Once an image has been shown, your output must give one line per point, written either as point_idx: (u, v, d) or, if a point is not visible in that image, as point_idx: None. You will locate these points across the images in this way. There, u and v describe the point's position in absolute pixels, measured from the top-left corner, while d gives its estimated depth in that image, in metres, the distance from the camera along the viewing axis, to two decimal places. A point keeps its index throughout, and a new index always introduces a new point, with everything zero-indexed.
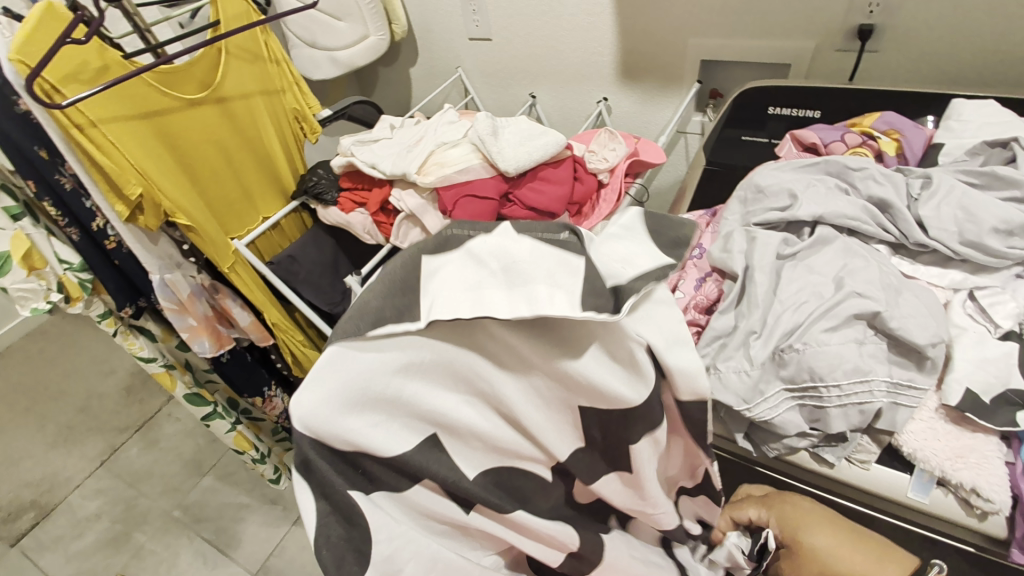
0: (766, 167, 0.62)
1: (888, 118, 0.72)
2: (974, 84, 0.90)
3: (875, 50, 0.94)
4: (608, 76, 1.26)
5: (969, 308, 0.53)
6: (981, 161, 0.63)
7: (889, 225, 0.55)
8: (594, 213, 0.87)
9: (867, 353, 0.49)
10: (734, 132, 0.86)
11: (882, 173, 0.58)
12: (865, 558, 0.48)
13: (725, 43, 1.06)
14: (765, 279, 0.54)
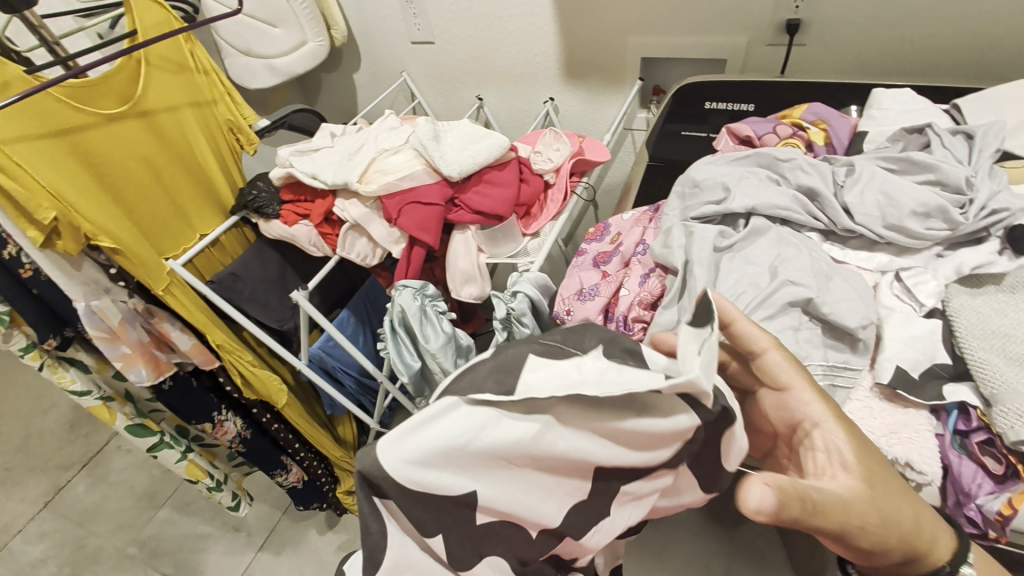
0: (702, 162, 0.63)
1: (815, 109, 0.74)
2: (894, 73, 0.95)
3: (803, 44, 0.97)
4: (553, 76, 1.26)
5: (896, 289, 0.55)
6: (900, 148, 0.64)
7: (818, 213, 0.57)
8: (542, 213, 0.87)
9: (803, 338, 0.51)
10: (674, 127, 0.87)
11: (809, 162, 0.59)
12: (889, 496, 0.41)
13: (663, 41, 1.09)
14: (705, 272, 0.54)
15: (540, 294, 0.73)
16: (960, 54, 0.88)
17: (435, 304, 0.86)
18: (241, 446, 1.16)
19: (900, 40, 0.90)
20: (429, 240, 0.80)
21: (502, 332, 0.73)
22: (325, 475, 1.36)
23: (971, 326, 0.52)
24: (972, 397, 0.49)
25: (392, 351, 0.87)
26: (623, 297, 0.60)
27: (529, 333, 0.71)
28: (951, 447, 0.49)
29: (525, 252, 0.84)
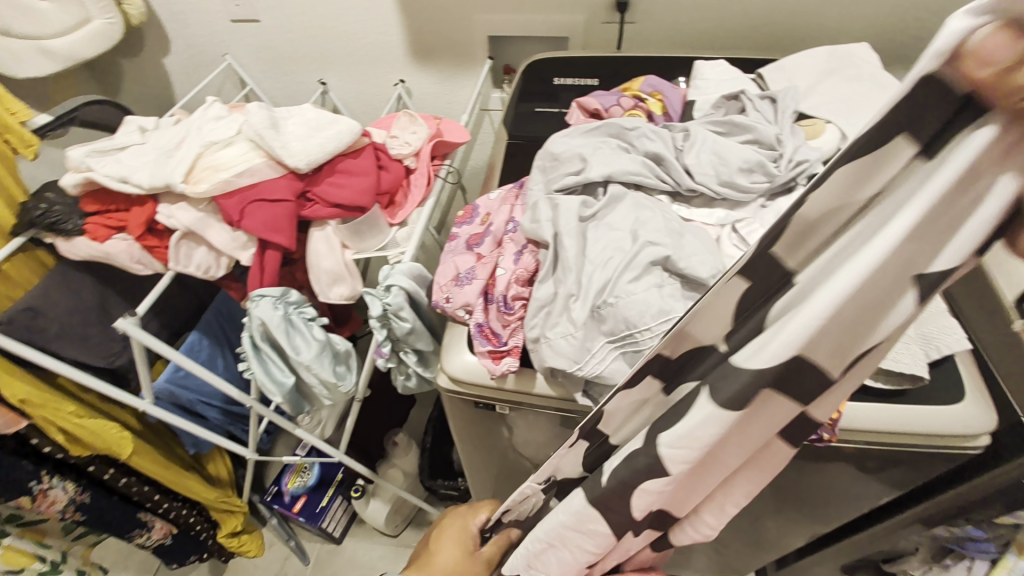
0: (558, 135, 0.64)
1: (651, 82, 0.81)
2: (707, 49, 1.06)
3: (633, 21, 1.04)
4: (401, 57, 1.21)
5: (735, 239, 0.61)
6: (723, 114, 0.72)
7: (665, 176, 0.61)
8: (408, 201, 0.83)
9: (666, 294, 0.54)
10: (528, 104, 0.88)
11: (652, 130, 0.63)
12: None
13: (507, 19, 1.09)
14: (573, 243, 0.55)
15: (418, 284, 0.70)
16: (757, 31, 1.01)
17: (301, 311, 0.78)
18: (79, 514, 0.96)
19: (711, 19, 1.01)
20: (284, 241, 0.72)
21: (381, 330, 0.70)
22: (201, 522, 1.19)
23: None
24: None
25: (258, 370, 0.77)
26: (499, 276, 0.59)
27: (409, 327, 0.68)
28: None
29: (396, 242, 0.80)
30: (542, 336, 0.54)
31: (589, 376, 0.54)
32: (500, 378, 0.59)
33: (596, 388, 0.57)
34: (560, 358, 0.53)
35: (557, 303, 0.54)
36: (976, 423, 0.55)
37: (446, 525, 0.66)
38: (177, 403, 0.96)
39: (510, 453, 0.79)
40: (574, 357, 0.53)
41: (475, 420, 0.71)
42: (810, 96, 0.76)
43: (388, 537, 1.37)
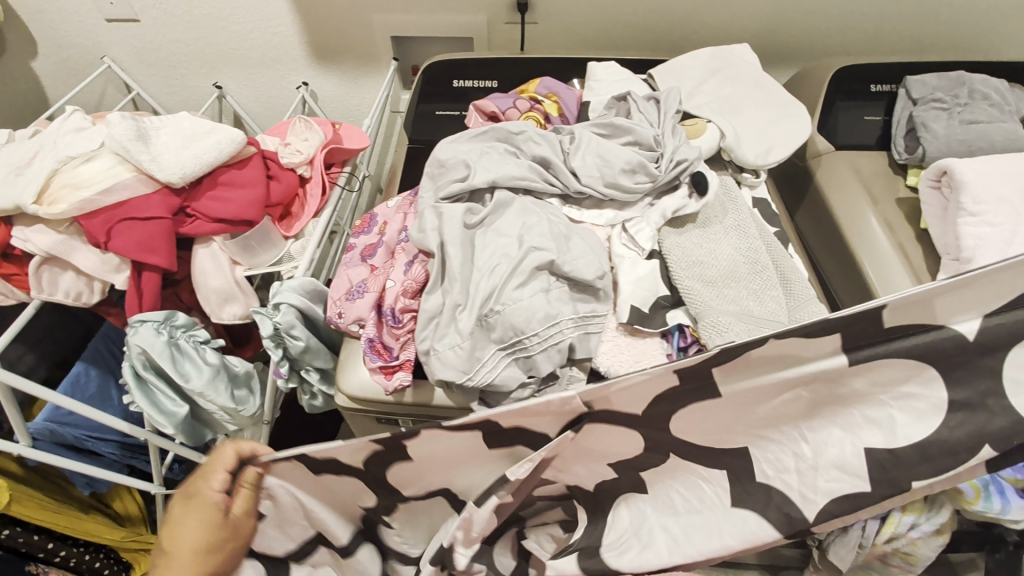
0: (445, 140, 0.63)
1: (546, 83, 0.81)
2: (608, 49, 1.09)
3: (535, 22, 1.05)
4: (302, 59, 1.15)
5: (625, 238, 0.64)
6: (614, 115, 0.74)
7: (553, 179, 0.62)
8: (304, 211, 0.79)
9: (554, 298, 0.55)
10: (428, 107, 0.86)
11: (538, 133, 0.63)
12: None
13: (408, 20, 1.07)
14: (458, 252, 0.54)
15: (311, 300, 0.66)
16: (651, 32, 1.05)
17: (191, 335, 0.73)
18: None
19: (608, 21, 1.03)
20: (161, 261, 0.67)
21: (276, 350, 0.66)
22: (108, 566, 1.09)
23: (678, 260, 0.63)
24: (685, 318, 0.60)
25: (142, 402, 0.71)
26: (388, 289, 0.57)
27: (303, 345, 0.64)
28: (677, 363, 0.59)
29: (290, 256, 0.76)
30: (431, 349, 0.53)
31: (481, 386, 0.53)
32: (395, 392, 0.57)
33: (494, 395, 0.57)
34: (449, 370, 0.52)
35: (444, 314, 0.53)
36: None
37: (179, 502, 0.47)
38: (63, 442, 0.88)
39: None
40: (464, 367, 0.53)
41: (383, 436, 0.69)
42: (694, 95, 0.79)
43: None
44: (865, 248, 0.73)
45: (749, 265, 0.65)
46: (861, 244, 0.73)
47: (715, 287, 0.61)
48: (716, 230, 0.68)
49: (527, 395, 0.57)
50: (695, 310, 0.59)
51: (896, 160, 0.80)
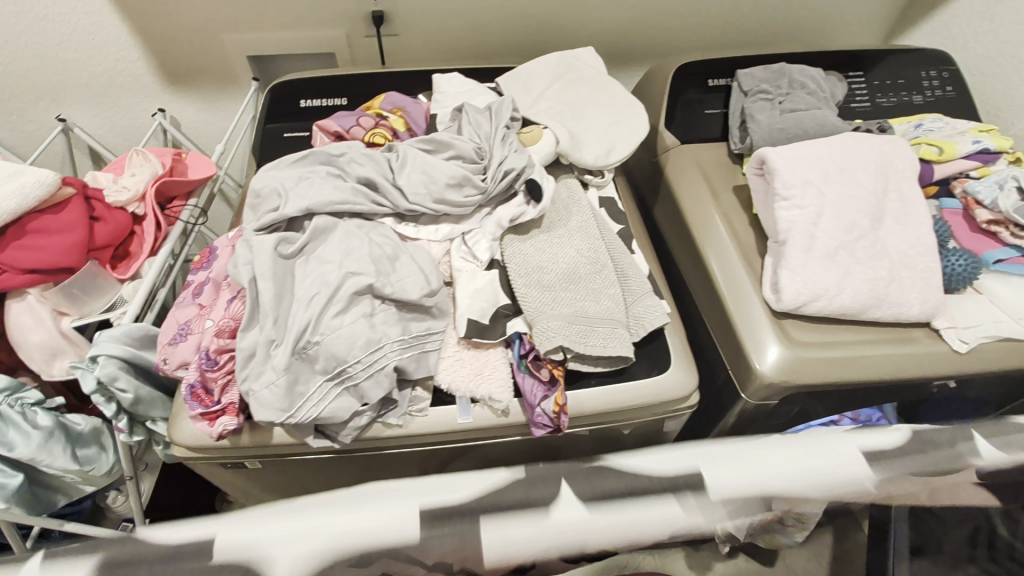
0: (263, 168, 0.60)
1: (392, 99, 0.80)
2: (472, 56, 1.09)
3: (393, 33, 1.04)
4: (153, 83, 1.09)
5: (463, 250, 0.64)
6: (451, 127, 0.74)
7: (380, 199, 0.61)
8: (141, 251, 0.74)
9: (378, 322, 0.54)
10: (276, 129, 0.83)
11: (362, 153, 0.62)
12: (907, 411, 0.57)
13: (262, 37, 1.03)
14: (271, 285, 0.52)
15: (140, 347, 0.62)
16: (512, 38, 1.06)
17: (20, 398, 0.68)
18: None
19: (467, 29, 1.04)
20: None
21: (108, 404, 0.62)
22: None
23: (516, 268, 0.64)
24: (523, 325, 0.61)
25: None
26: (206, 330, 0.55)
27: (133, 398, 0.61)
28: (518, 370, 0.60)
29: (124, 300, 0.71)
30: (247, 390, 0.51)
31: (307, 420, 0.52)
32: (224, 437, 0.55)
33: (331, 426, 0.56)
34: (267, 410, 0.50)
35: (258, 351, 0.51)
36: (682, 386, 0.63)
37: None
38: None
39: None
40: (284, 405, 0.51)
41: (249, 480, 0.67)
42: (538, 102, 0.80)
43: None
44: (706, 236, 0.76)
45: (590, 265, 0.66)
46: (703, 233, 0.77)
47: (552, 292, 0.62)
48: (561, 234, 0.69)
49: (366, 422, 0.56)
50: (530, 316, 0.60)
51: (733, 150, 0.84)
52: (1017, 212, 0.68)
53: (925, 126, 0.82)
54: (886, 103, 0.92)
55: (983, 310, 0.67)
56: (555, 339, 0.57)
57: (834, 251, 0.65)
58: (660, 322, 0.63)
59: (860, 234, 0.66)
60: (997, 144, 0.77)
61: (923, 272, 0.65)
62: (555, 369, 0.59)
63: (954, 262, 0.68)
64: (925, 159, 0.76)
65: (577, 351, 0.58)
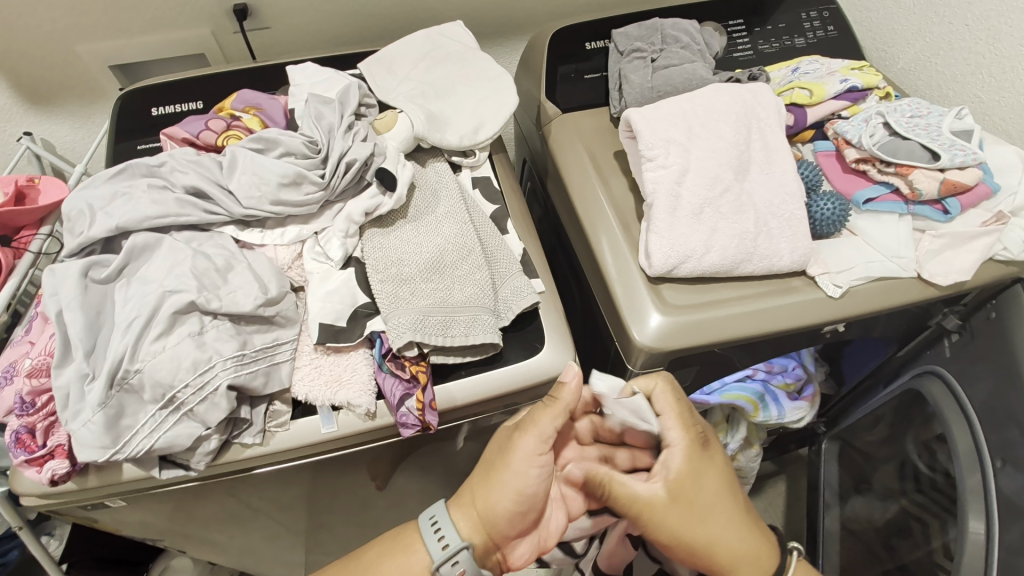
0: (77, 189, 0.57)
1: (244, 97, 0.75)
2: (354, 42, 1.03)
3: (261, 26, 0.97)
4: (11, 106, 1.00)
5: (316, 250, 0.60)
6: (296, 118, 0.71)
7: (212, 207, 0.57)
8: None
9: (210, 340, 0.51)
10: (128, 143, 0.78)
11: (185, 161, 0.59)
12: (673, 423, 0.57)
13: (120, 44, 0.96)
14: (79, 315, 0.49)
15: None
16: (391, 17, 1.00)
17: None
18: None
19: (341, 12, 0.97)
20: None
21: None
22: None
23: (373, 264, 0.60)
24: (383, 323, 0.58)
25: None
26: (22, 369, 0.51)
27: None
28: (379, 370, 0.57)
29: None
30: (67, 431, 0.48)
31: (140, 454, 0.49)
32: (62, 482, 0.51)
33: (180, 454, 0.52)
34: (89, 449, 0.47)
35: (72, 389, 0.48)
36: (558, 365, 0.61)
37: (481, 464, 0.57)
38: None
39: (224, 517, 0.74)
40: (109, 441, 0.48)
41: (134, 507, 0.65)
42: (401, 85, 0.76)
43: None
44: (585, 207, 0.74)
45: (457, 250, 0.62)
46: (582, 203, 0.75)
47: (410, 285, 0.59)
48: (428, 222, 0.65)
49: (217, 445, 0.53)
50: (386, 313, 0.57)
51: (612, 113, 0.82)
52: (881, 148, 0.68)
53: (800, 70, 0.80)
54: (769, 49, 0.90)
55: (855, 251, 0.67)
56: (404, 335, 0.55)
57: (699, 209, 0.64)
58: (528, 303, 0.62)
59: (724, 188, 0.65)
60: (866, 82, 0.76)
61: (790, 221, 0.65)
62: (416, 367, 0.57)
63: (822, 206, 0.68)
64: (797, 103, 0.75)
65: (433, 344, 0.56)
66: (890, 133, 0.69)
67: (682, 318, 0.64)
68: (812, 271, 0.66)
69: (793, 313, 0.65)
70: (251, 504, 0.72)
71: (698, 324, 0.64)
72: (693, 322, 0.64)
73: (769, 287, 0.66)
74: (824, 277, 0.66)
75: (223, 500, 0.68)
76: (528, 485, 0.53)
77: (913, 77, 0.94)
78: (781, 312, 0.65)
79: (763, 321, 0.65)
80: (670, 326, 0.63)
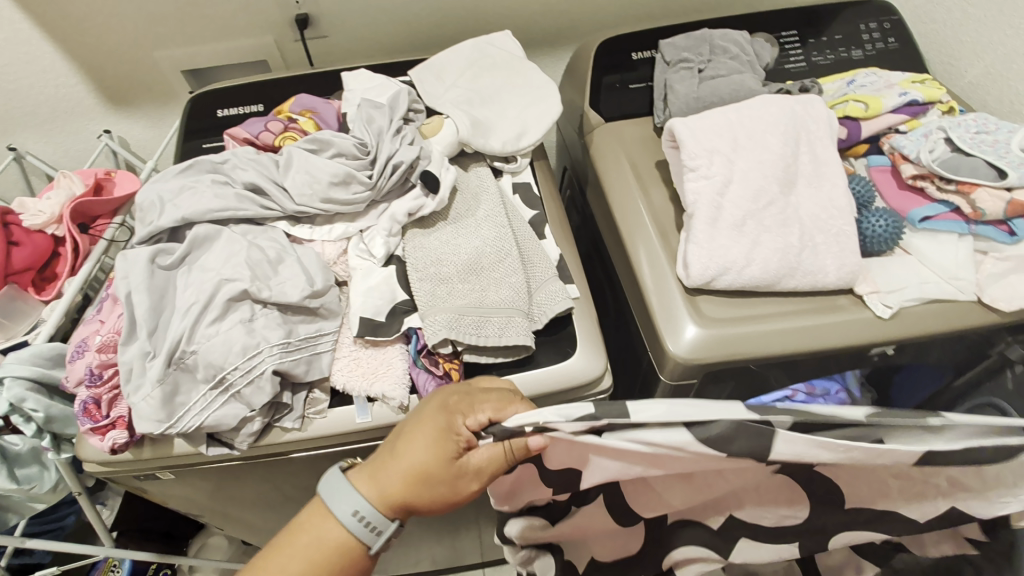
0: (150, 180, 0.61)
1: (302, 101, 0.80)
2: (406, 51, 1.07)
3: (320, 36, 1.02)
4: (95, 106, 1.09)
5: (360, 247, 0.63)
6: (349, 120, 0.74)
7: (267, 203, 0.61)
8: (64, 271, 0.76)
9: (259, 327, 0.54)
10: (195, 142, 0.83)
11: (245, 159, 0.63)
12: None
13: (194, 51, 1.03)
14: (145, 297, 0.53)
15: (49, 366, 0.64)
16: (443, 27, 1.04)
17: None
18: None
19: (395, 22, 1.02)
20: None
21: (27, 424, 0.63)
22: None
23: (414, 263, 0.62)
24: (420, 320, 0.59)
25: None
26: (92, 343, 0.56)
27: (44, 416, 0.62)
28: (414, 366, 0.59)
29: (43, 321, 0.72)
30: (129, 403, 0.52)
31: (191, 429, 0.52)
32: (121, 450, 0.55)
33: (226, 434, 0.56)
34: (147, 422, 0.51)
35: (135, 365, 0.52)
36: (588, 371, 0.61)
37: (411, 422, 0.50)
38: None
39: (260, 501, 0.78)
40: (164, 416, 0.51)
41: (180, 482, 0.69)
42: (449, 91, 0.78)
43: None
44: (624, 217, 0.74)
45: (495, 253, 0.64)
46: (621, 212, 0.74)
47: (447, 285, 0.61)
48: (467, 224, 0.66)
49: (260, 428, 0.56)
50: (424, 311, 0.59)
51: (656, 123, 0.81)
52: (941, 164, 0.65)
53: (857, 82, 0.77)
54: (823, 61, 0.87)
55: (909, 271, 0.64)
56: (440, 334, 0.57)
57: (741, 221, 0.63)
58: (562, 308, 0.62)
59: (769, 201, 0.64)
60: (927, 96, 0.73)
61: (837, 236, 0.63)
62: (449, 365, 0.58)
63: (873, 223, 0.65)
64: (852, 117, 0.72)
65: (467, 342, 0.58)
66: (952, 149, 0.66)
67: (717, 332, 0.62)
68: (860, 291, 0.64)
69: (837, 333, 0.63)
70: (286, 490, 0.75)
71: (733, 339, 0.62)
72: (729, 337, 0.62)
73: (814, 303, 0.64)
74: (875, 297, 0.63)
75: (259, 484, 0.71)
76: (428, 456, 0.47)
77: (982, 93, 0.89)
78: (826, 330, 0.63)
79: (805, 339, 0.63)
80: (703, 341, 0.62)
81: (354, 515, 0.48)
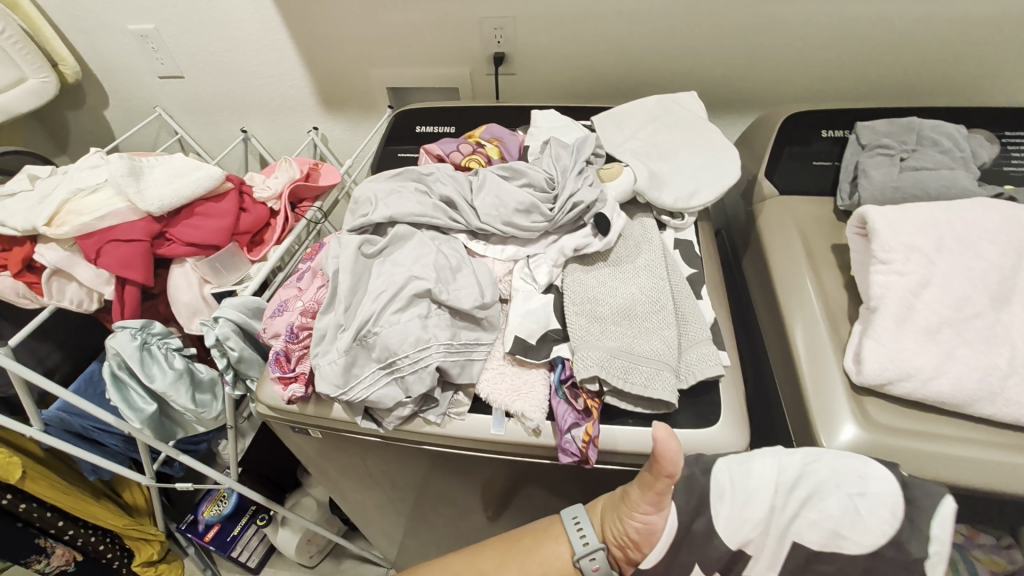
0: (366, 179, 0.71)
1: (492, 130, 0.88)
2: (582, 96, 1.14)
3: (510, 73, 1.12)
4: (313, 107, 1.29)
5: (525, 271, 0.67)
6: (532, 154, 0.81)
7: (456, 216, 0.67)
8: (271, 239, 0.90)
9: (431, 324, 0.59)
10: (392, 150, 0.95)
11: (446, 175, 0.71)
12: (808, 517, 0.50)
13: (402, 72, 1.18)
14: (348, 277, 0.61)
15: (250, 316, 0.75)
16: (624, 80, 1.09)
17: (166, 342, 0.85)
18: None
19: (581, 69, 1.08)
20: (138, 276, 0.80)
21: (220, 358, 0.74)
22: (112, 550, 1.27)
23: (572, 295, 0.65)
24: (568, 351, 0.61)
25: (115, 399, 0.82)
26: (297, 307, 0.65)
27: (237, 356, 0.73)
28: (555, 394, 0.60)
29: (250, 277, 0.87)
30: (316, 363, 0.60)
31: (357, 400, 0.59)
32: (294, 402, 0.63)
33: (378, 411, 0.62)
34: (326, 384, 0.58)
35: (329, 333, 0.60)
36: (729, 445, 0.59)
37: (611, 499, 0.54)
38: (72, 431, 1.02)
39: (372, 478, 0.84)
40: (340, 383, 0.58)
41: (314, 441, 0.77)
42: (628, 141, 0.82)
43: (306, 568, 1.46)
44: (788, 293, 0.71)
45: (649, 303, 0.65)
46: (786, 286, 0.71)
47: (603, 324, 0.63)
48: (626, 270, 0.68)
49: (408, 414, 0.61)
50: (577, 343, 0.60)
51: (839, 206, 0.78)
52: None
53: None
54: None
55: None
56: (591, 371, 0.58)
57: (935, 328, 0.57)
58: (712, 374, 0.60)
59: (973, 313, 0.57)
60: None
61: None
62: (591, 401, 0.59)
63: None
64: None
65: (613, 385, 0.58)
66: None
67: (889, 438, 0.56)
68: None
69: None
70: (397, 475, 0.80)
71: (911, 454, 0.55)
72: (907, 448, 0.56)
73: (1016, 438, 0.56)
74: None
75: (380, 462, 0.77)
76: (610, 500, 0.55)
77: None
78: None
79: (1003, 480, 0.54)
80: (869, 447, 0.56)
81: (575, 520, 0.54)
